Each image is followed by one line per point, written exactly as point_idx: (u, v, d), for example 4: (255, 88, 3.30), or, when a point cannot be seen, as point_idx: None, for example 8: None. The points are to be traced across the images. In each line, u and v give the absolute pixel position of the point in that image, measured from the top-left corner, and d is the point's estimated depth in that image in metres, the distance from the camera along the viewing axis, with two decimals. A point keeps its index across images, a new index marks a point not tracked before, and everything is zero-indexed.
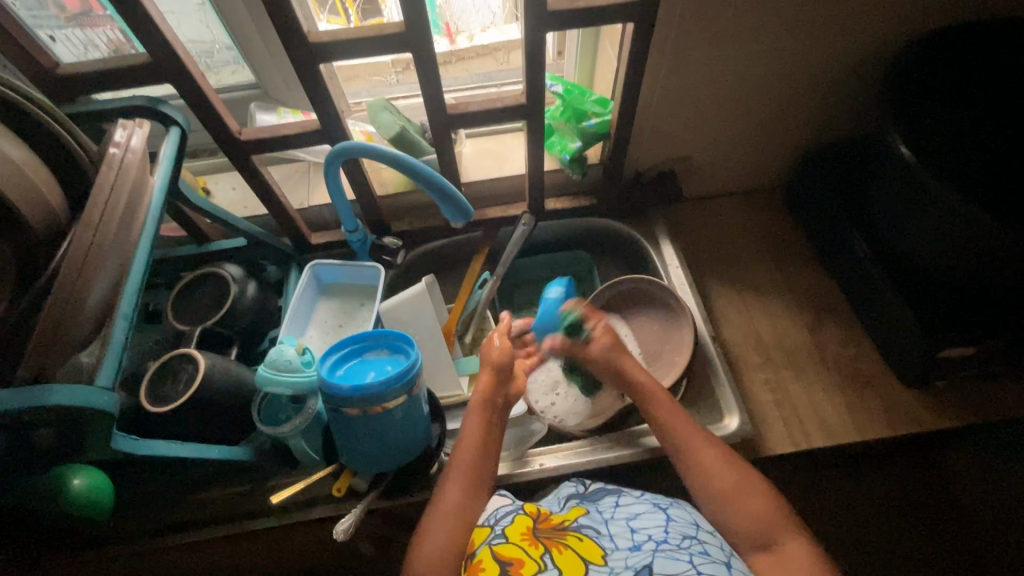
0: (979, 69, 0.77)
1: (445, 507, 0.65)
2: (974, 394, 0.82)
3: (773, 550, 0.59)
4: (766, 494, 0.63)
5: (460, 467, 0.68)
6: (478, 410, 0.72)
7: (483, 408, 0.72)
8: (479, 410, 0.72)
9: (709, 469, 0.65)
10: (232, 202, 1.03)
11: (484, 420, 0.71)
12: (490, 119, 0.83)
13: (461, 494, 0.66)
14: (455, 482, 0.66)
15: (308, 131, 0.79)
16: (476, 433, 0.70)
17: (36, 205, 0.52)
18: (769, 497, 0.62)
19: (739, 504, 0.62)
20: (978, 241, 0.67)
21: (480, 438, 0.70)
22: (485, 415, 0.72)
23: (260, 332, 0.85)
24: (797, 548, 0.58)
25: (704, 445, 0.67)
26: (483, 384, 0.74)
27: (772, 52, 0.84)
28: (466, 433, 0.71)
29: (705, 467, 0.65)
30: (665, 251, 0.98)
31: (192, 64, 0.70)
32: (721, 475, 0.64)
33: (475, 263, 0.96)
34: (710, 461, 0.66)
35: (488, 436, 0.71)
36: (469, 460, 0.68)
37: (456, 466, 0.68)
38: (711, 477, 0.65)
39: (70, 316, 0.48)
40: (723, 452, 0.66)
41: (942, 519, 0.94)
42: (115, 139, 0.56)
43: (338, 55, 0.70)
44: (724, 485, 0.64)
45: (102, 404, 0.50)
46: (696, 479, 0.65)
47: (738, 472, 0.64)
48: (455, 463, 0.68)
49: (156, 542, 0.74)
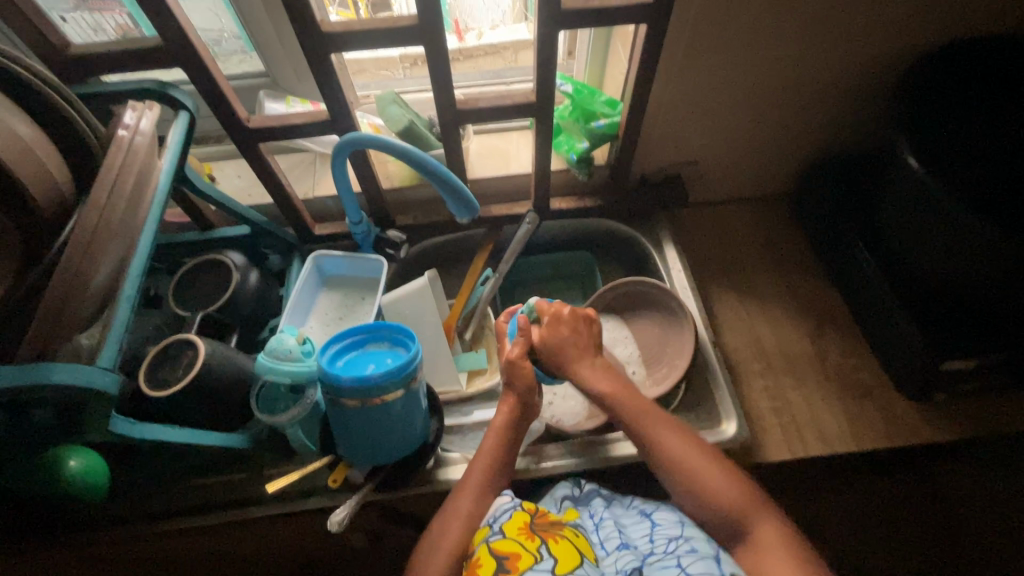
0: (989, 84, 0.77)
1: (456, 518, 0.65)
2: (973, 409, 0.82)
3: (754, 544, 0.59)
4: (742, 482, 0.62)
5: (474, 477, 0.68)
6: (498, 429, 0.71)
7: (504, 427, 0.71)
8: (500, 428, 0.71)
9: (704, 476, 0.63)
10: (238, 189, 1.03)
11: (504, 438, 0.71)
12: (500, 116, 0.83)
13: (472, 508, 0.66)
14: (468, 494, 0.67)
15: (316, 121, 0.79)
16: (493, 448, 0.70)
17: (43, 182, 0.52)
18: (740, 480, 0.62)
19: (708, 484, 0.62)
20: (980, 255, 0.67)
21: (496, 454, 0.70)
22: (507, 433, 0.71)
23: (261, 320, 0.84)
24: (774, 534, 0.58)
25: (701, 460, 0.64)
26: (507, 403, 0.73)
27: (783, 59, 0.84)
28: (483, 449, 0.70)
29: (678, 461, 0.64)
30: (669, 254, 0.98)
31: (203, 49, 0.70)
32: (695, 460, 0.64)
33: (478, 258, 0.97)
34: (683, 450, 0.65)
35: (505, 453, 0.71)
36: (484, 475, 0.69)
37: (469, 480, 0.68)
38: (682, 463, 0.64)
39: (73, 295, 0.48)
40: (692, 440, 0.66)
41: (936, 535, 0.93)
42: (125, 121, 0.57)
43: (350, 45, 0.70)
44: (705, 475, 0.63)
45: (102, 385, 0.49)
46: (688, 486, 0.63)
47: (713, 468, 0.63)
48: (469, 475, 0.69)
49: (148, 528, 0.74)
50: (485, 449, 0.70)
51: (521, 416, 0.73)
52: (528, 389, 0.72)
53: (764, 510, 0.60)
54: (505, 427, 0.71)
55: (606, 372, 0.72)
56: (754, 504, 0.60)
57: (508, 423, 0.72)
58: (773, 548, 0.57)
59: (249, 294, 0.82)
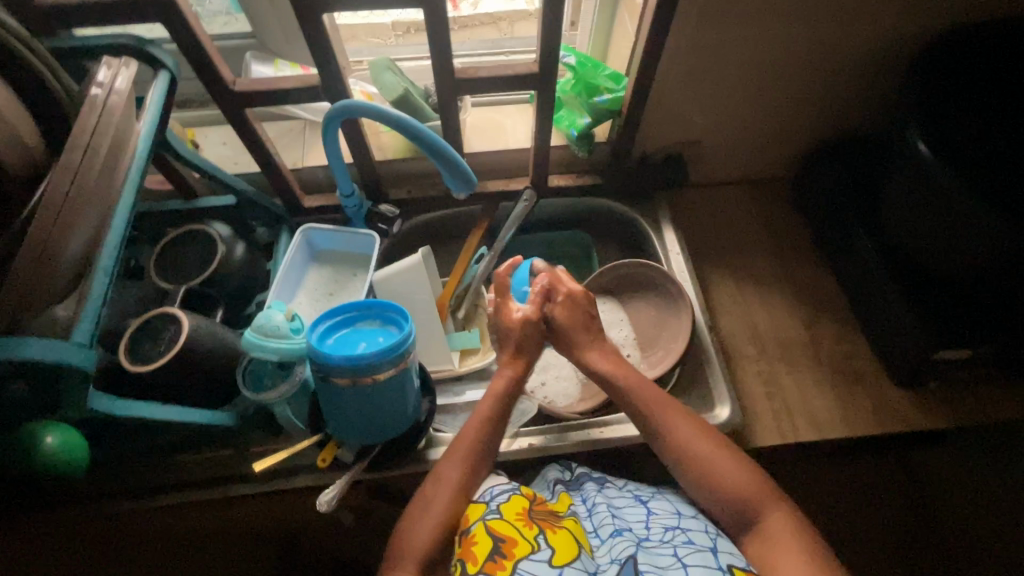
0: (1003, 67, 0.75)
1: (443, 488, 0.64)
2: (962, 397, 0.82)
3: (763, 536, 0.58)
4: (753, 473, 0.62)
5: (462, 443, 0.67)
6: (494, 398, 0.71)
7: (500, 395, 0.71)
8: (496, 397, 0.70)
9: (722, 472, 0.62)
10: (223, 157, 0.98)
11: (500, 405, 0.70)
12: (500, 87, 0.79)
13: (461, 477, 0.65)
14: (456, 464, 0.66)
15: (307, 86, 0.75)
16: (483, 416, 0.69)
17: (8, 143, 0.48)
18: (755, 473, 0.62)
19: (722, 478, 0.62)
20: (989, 243, 0.66)
21: (486, 422, 0.69)
22: (501, 402, 0.71)
23: (247, 295, 0.81)
24: (782, 522, 0.58)
25: (721, 455, 0.63)
26: (509, 366, 0.73)
27: (794, 35, 0.81)
28: (473, 418, 0.69)
29: (698, 463, 0.63)
30: (668, 236, 0.96)
31: (184, 3, 0.65)
32: (715, 454, 0.63)
33: (472, 236, 0.94)
34: (706, 452, 0.63)
35: (497, 422, 0.70)
36: (471, 447, 0.67)
37: (456, 450, 0.67)
38: (699, 456, 0.63)
39: (46, 265, 0.45)
40: (702, 430, 0.66)
41: (919, 518, 0.94)
42: (99, 79, 0.53)
43: (344, 5, 0.66)
44: (728, 479, 0.62)
45: (77, 361, 0.47)
46: (702, 483, 0.63)
47: (733, 461, 0.63)
48: (457, 443, 0.68)
49: (127, 505, 0.72)
50: (477, 416, 0.69)
51: (508, 384, 0.72)
52: (529, 347, 0.74)
53: (776, 500, 0.60)
54: (502, 394, 0.71)
55: (616, 360, 0.73)
56: (763, 491, 0.61)
57: (505, 391, 0.71)
58: (775, 537, 0.58)
59: (236, 266, 0.79)
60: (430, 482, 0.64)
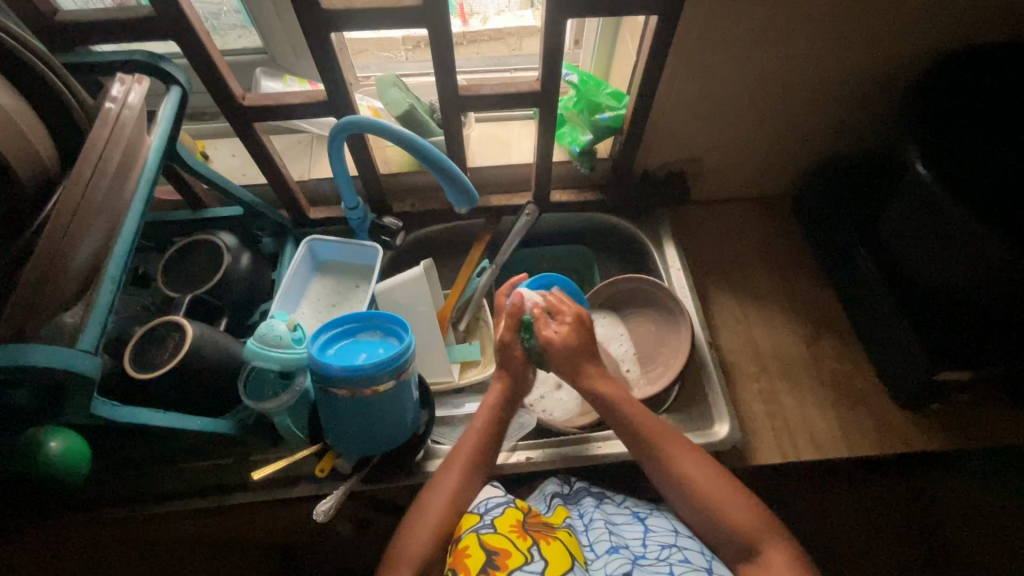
0: (1003, 90, 0.75)
1: (438, 495, 0.65)
2: (964, 419, 0.82)
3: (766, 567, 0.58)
4: (760, 510, 0.61)
5: (460, 451, 0.68)
6: (490, 407, 0.71)
7: (495, 407, 0.71)
8: (490, 409, 0.71)
9: (727, 504, 0.61)
10: (231, 168, 1.00)
11: (495, 417, 0.71)
12: (504, 104, 0.80)
13: (457, 484, 0.65)
14: (453, 472, 0.66)
15: (314, 101, 0.76)
16: (480, 426, 0.70)
17: (24, 155, 0.50)
18: (759, 509, 0.61)
19: (725, 515, 0.61)
20: (989, 266, 0.66)
21: (483, 432, 0.69)
22: (496, 412, 0.71)
23: (251, 304, 0.83)
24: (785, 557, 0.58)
25: (728, 496, 0.62)
26: (502, 379, 0.74)
27: (793, 56, 0.82)
28: (471, 427, 0.70)
29: (698, 483, 0.63)
30: (669, 252, 0.96)
31: (197, 20, 0.67)
32: (714, 486, 0.63)
33: (474, 250, 0.95)
34: (716, 491, 0.62)
35: (495, 432, 0.70)
36: (468, 455, 0.68)
37: (454, 457, 0.67)
38: (702, 488, 0.63)
39: (55, 274, 0.46)
40: (707, 464, 0.65)
41: (924, 540, 0.92)
42: (111, 94, 0.54)
43: (351, 25, 0.68)
44: (729, 502, 0.62)
45: (82, 368, 0.48)
46: (705, 512, 0.62)
47: (738, 498, 0.62)
48: (456, 451, 0.68)
49: (128, 511, 0.73)
50: (476, 426, 0.70)
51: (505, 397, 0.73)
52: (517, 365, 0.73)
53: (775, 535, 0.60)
54: (496, 405, 0.72)
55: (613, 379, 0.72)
56: (765, 523, 0.60)
57: (500, 402, 0.72)
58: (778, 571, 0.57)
59: (241, 276, 0.80)
60: (427, 489, 0.65)
